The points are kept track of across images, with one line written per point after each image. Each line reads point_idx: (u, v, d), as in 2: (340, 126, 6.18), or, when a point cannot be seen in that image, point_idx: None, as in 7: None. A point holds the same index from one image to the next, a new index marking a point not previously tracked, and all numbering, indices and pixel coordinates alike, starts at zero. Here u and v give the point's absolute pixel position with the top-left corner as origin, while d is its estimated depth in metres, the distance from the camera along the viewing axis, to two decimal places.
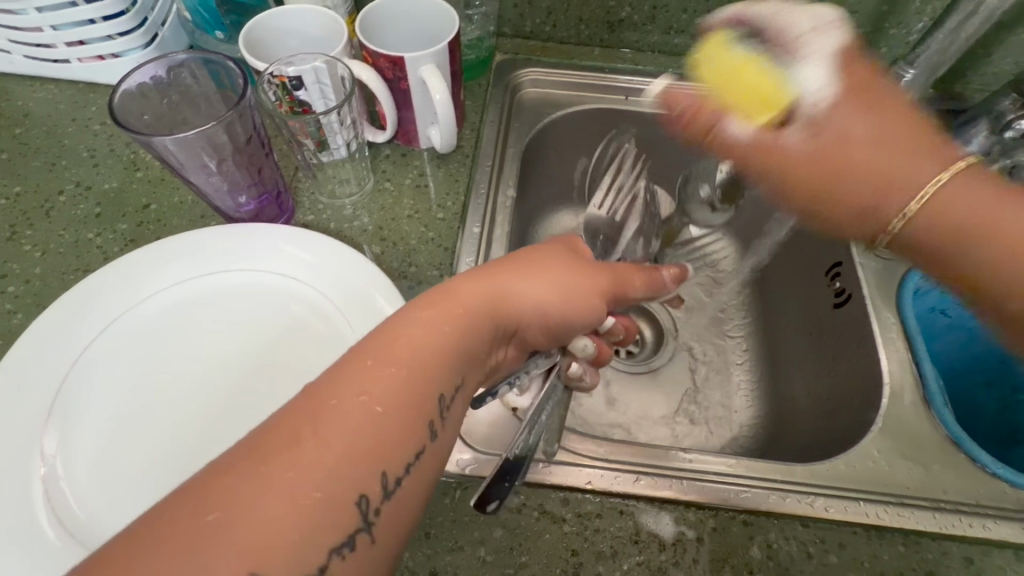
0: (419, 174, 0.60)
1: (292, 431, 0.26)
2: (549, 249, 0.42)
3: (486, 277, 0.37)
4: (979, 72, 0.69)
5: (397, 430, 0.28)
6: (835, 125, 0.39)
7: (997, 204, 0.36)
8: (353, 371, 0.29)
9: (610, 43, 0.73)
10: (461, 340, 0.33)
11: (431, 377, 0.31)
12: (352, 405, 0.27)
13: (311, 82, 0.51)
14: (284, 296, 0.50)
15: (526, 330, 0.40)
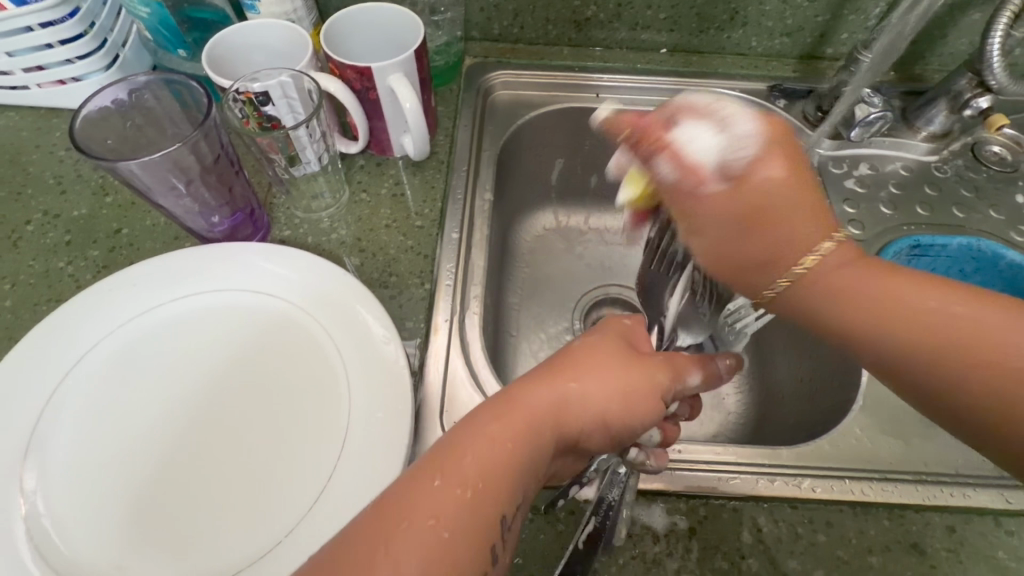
0: (396, 183, 0.60)
1: (365, 555, 0.27)
2: (603, 339, 0.40)
3: (548, 388, 0.36)
4: (936, 54, 0.70)
5: (466, 552, 0.28)
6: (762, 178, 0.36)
7: (865, 280, 0.35)
8: (422, 492, 0.29)
9: (578, 42, 0.74)
10: (526, 460, 0.32)
11: (501, 497, 0.31)
12: (422, 529, 0.28)
13: (278, 97, 0.51)
14: (261, 315, 0.49)
15: (585, 440, 0.38)
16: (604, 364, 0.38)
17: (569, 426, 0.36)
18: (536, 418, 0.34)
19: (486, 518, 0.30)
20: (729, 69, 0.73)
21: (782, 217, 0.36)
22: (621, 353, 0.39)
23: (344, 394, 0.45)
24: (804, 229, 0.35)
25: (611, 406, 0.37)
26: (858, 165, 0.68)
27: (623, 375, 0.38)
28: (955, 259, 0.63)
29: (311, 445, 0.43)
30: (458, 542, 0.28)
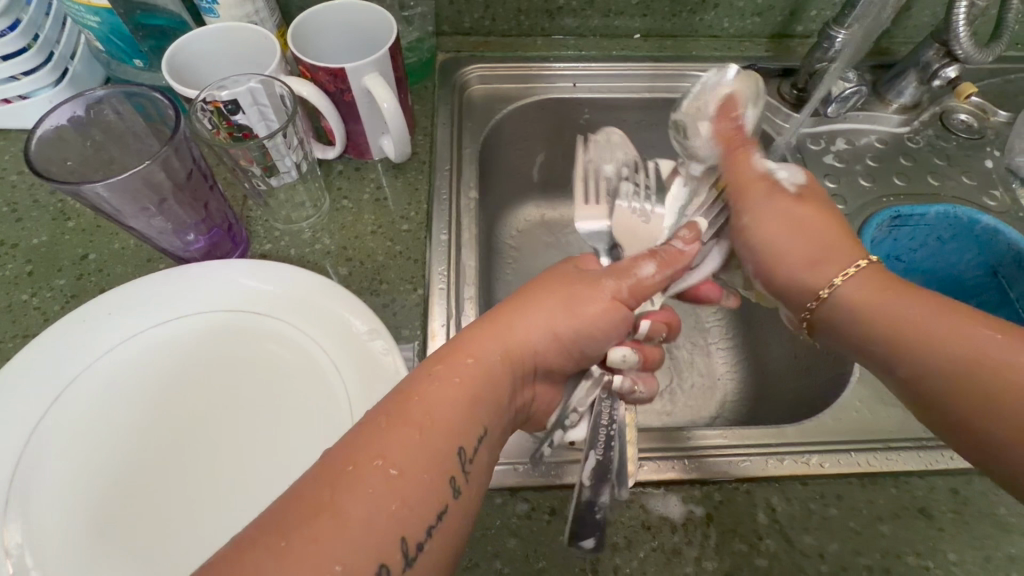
0: (377, 187, 0.58)
1: (316, 504, 0.28)
2: (547, 280, 0.43)
3: (493, 334, 0.39)
4: (902, 26, 0.72)
5: (417, 490, 0.31)
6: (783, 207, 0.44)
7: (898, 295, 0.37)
8: (381, 435, 0.31)
9: (551, 31, 0.73)
10: (472, 396, 0.35)
11: (452, 435, 0.33)
12: (369, 470, 0.30)
13: (248, 104, 0.48)
14: (245, 334, 0.47)
15: (543, 361, 0.41)
16: (547, 297, 0.41)
17: (520, 347, 0.40)
18: (483, 363, 0.37)
19: (439, 452, 0.32)
20: (703, 52, 0.73)
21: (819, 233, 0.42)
22: (570, 288, 0.42)
23: (343, 413, 0.43)
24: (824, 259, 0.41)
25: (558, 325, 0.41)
26: (835, 140, 0.69)
27: (571, 308, 0.41)
28: (932, 227, 0.64)
29: (308, 457, 0.42)
30: (407, 478, 0.31)
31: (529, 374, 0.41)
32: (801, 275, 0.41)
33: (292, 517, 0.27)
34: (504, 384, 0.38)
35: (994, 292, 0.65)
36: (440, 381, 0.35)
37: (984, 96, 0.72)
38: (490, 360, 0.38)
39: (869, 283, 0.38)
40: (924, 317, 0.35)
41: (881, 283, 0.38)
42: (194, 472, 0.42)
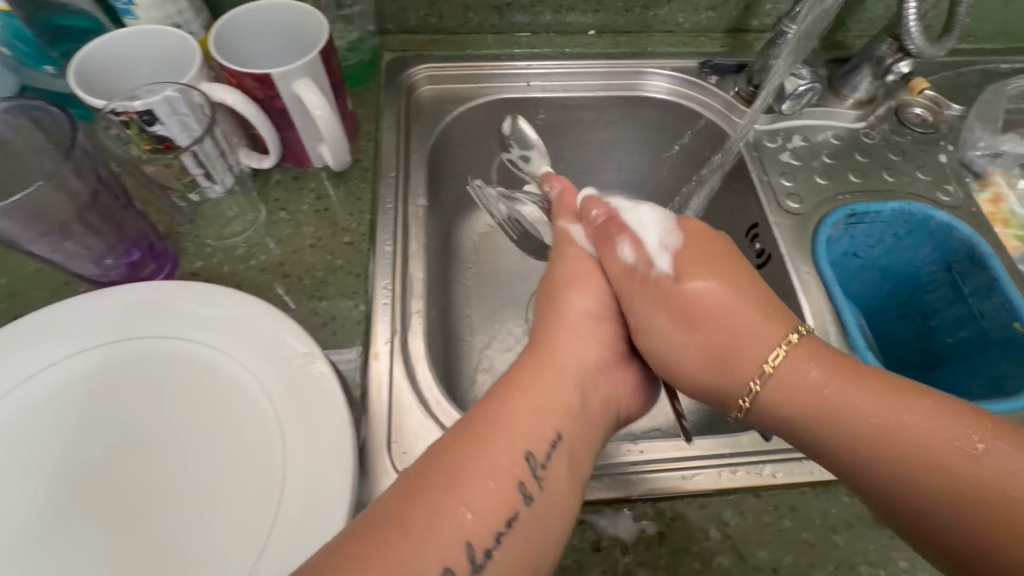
0: (318, 197, 0.56)
1: (403, 526, 0.31)
2: (581, 291, 0.47)
3: (547, 351, 0.43)
4: (857, 20, 0.71)
5: (492, 504, 0.34)
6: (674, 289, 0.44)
7: (855, 390, 0.36)
8: (461, 460, 0.35)
9: (502, 28, 0.70)
10: (540, 405, 0.39)
11: (521, 447, 0.37)
12: (451, 498, 0.33)
13: (166, 115, 0.44)
14: (176, 362, 0.44)
15: (601, 357, 0.45)
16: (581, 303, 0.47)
17: (576, 354, 0.44)
18: (543, 377, 0.41)
19: (507, 462, 0.36)
20: (658, 48, 0.71)
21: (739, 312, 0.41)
22: (599, 291, 0.48)
23: (278, 444, 0.40)
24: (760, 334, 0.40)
25: (602, 328, 0.46)
26: (792, 137, 0.68)
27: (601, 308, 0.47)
28: (888, 224, 0.64)
29: (240, 494, 0.39)
30: (480, 499, 0.34)
31: (592, 370, 0.44)
32: (731, 353, 0.41)
33: (375, 525, 0.31)
34: (571, 389, 0.42)
35: (949, 288, 0.64)
36: (510, 398, 0.39)
37: (936, 89, 0.72)
38: (549, 371, 0.42)
39: (805, 360, 0.38)
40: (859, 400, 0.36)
41: (818, 357, 0.38)
42: (132, 513, 0.38)
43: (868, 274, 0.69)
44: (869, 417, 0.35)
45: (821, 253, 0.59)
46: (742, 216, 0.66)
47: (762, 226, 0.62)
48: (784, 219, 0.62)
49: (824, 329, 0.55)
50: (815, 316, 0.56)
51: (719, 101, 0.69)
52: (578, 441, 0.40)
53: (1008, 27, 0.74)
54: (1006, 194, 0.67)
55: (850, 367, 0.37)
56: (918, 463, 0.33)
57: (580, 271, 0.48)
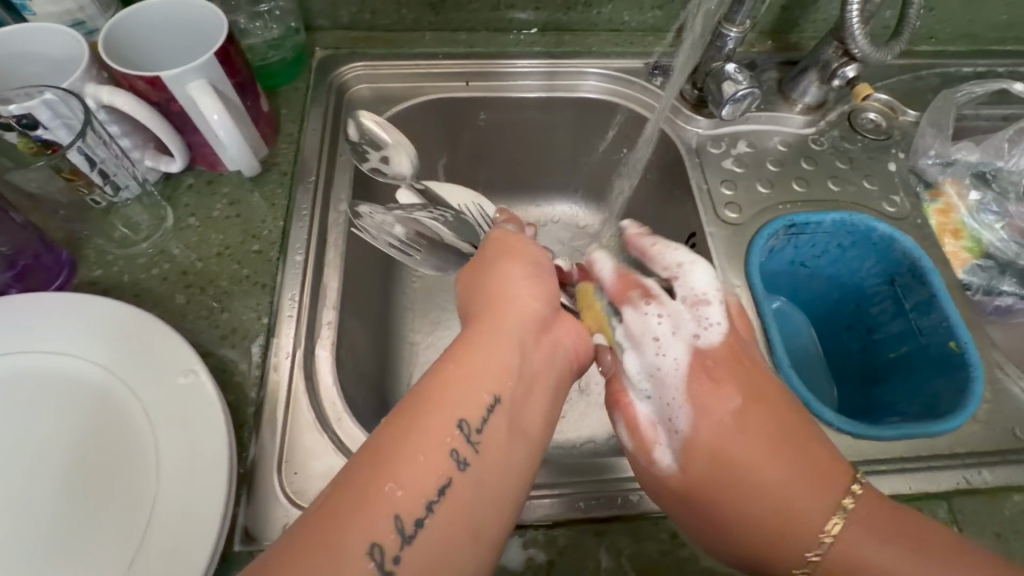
0: (230, 202, 0.54)
1: (326, 519, 0.28)
2: (506, 268, 0.44)
3: (479, 322, 0.39)
4: (809, 20, 0.69)
5: (426, 479, 0.31)
6: (722, 449, 0.38)
7: (892, 553, 0.36)
8: (402, 431, 0.32)
9: (441, 26, 0.68)
10: (477, 368, 0.35)
11: (453, 409, 0.33)
12: (381, 485, 0.30)
13: (49, 119, 0.42)
14: (54, 377, 0.42)
15: (540, 320, 0.41)
16: (510, 270, 0.43)
17: (515, 314, 0.40)
18: (480, 344, 0.37)
19: (437, 432, 0.32)
20: (603, 47, 0.69)
21: (790, 477, 0.37)
22: (527, 267, 0.44)
23: (152, 467, 0.39)
24: (810, 500, 0.36)
25: (540, 287, 0.43)
26: (737, 143, 0.66)
27: (530, 275, 0.44)
28: (830, 235, 0.62)
29: (110, 519, 0.38)
30: (416, 481, 0.30)
31: (530, 335, 0.40)
32: (786, 531, 0.36)
33: (309, 513, 0.28)
34: (509, 350, 0.37)
35: (891, 302, 0.61)
36: (444, 365, 0.36)
37: (891, 94, 0.69)
38: (485, 335, 0.38)
39: (860, 523, 0.36)
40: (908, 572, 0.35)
41: (875, 522, 0.36)
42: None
43: (815, 285, 0.67)
44: (898, 574, 0.35)
45: (753, 266, 0.57)
46: (681, 224, 0.64)
47: (697, 236, 0.60)
48: (719, 229, 0.60)
49: None
50: None
51: (647, 93, 0.67)
52: (521, 406, 0.36)
53: (967, 29, 0.72)
54: (957, 205, 0.64)
55: (895, 529, 0.36)
56: None
57: (510, 244, 0.46)
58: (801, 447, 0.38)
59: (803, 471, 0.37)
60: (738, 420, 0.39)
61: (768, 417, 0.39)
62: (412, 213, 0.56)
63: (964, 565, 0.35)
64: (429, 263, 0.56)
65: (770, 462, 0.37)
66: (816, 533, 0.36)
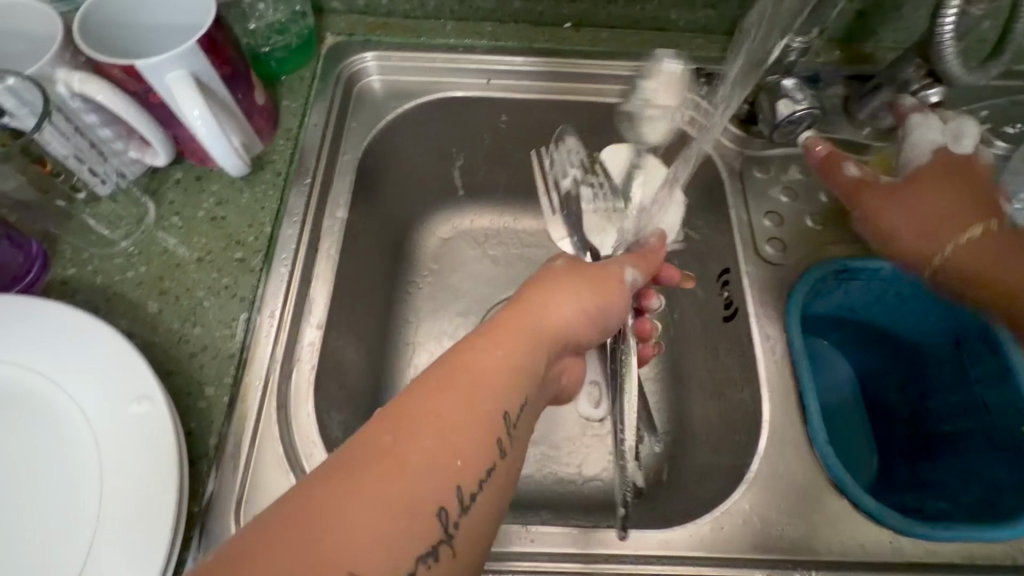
0: (217, 202, 0.49)
1: (377, 465, 0.26)
2: (564, 275, 0.42)
3: (526, 311, 0.38)
4: (888, 29, 0.59)
5: (476, 451, 0.29)
6: (874, 207, 0.50)
7: None
8: (448, 401, 0.29)
9: (464, 15, 0.61)
10: (519, 361, 0.34)
11: (496, 394, 0.31)
12: (442, 448, 0.28)
13: (13, 107, 0.39)
14: (9, 390, 0.39)
15: (578, 340, 0.41)
16: (574, 284, 0.41)
17: (560, 323, 0.39)
18: (518, 334, 0.35)
19: (484, 413, 0.30)
20: (644, 47, 0.61)
21: (937, 194, 0.47)
22: (588, 285, 0.42)
23: (95, 501, 0.36)
24: (936, 198, 0.47)
25: (597, 312, 0.42)
26: (788, 168, 0.58)
27: (596, 294, 0.42)
28: (889, 283, 0.53)
29: (47, 555, 0.35)
30: (469, 452, 0.29)
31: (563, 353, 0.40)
32: (897, 221, 0.48)
33: (360, 458, 0.26)
34: (544, 351, 0.36)
35: (953, 367, 0.52)
36: (483, 339, 0.33)
37: (976, 120, 0.59)
38: (529, 329, 0.36)
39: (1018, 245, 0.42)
40: None
41: None
42: None
43: (863, 330, 0.59)
44: None
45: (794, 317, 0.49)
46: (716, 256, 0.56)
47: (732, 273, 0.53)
48: (758, 269, 0.52)
49: (783, 412, 0.46)
50: (776, 394, 0.47)
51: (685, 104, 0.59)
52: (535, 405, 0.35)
53: None
54: None
55: None
56: None
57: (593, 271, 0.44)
58: (954, 179, 0.47)
59: (969, 193, 0.46)
60: (900, 195, 0.49)
61: (943, 186, 0.47)
62: (597, 181, 0.60)
63: None
64: (575, 237, 0.58)
65: (928, 183, 0.48)
66: (951, 220, 0.45)
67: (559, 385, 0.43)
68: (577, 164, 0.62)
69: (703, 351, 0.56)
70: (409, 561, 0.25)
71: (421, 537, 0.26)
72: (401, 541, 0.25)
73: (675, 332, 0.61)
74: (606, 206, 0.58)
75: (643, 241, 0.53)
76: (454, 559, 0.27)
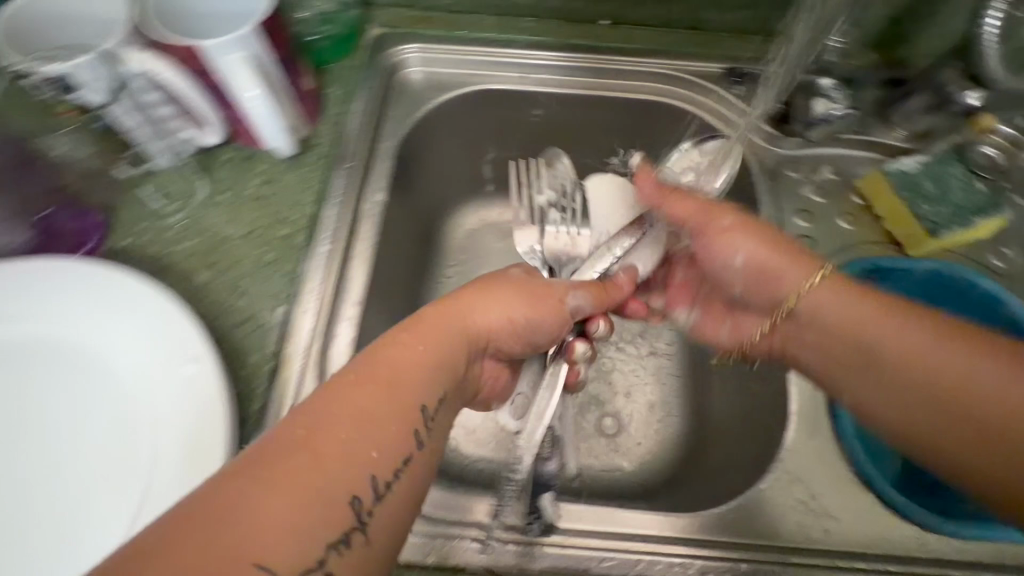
0: (264, 181, 0.52)
1: (292, 457, 0.27)
2: (495, 279, 0.42)
3: (450, 315, 0.38)
4: (927, 34, 0.60)
5: (391, 442, 0.30)
6: (721, 245, 0.46)
7: (863, 320, 0.41)
8: (364, 396, 0.30)
9: (504, 10, 0.63)
10: (435, 359, 0.35)
11: (413, 389, 0.33)
12: (353, 442, 0.29)
13: (88, 79, 0.41)
14: (70, 347, 0.41)
15: (496, 343, 0.41)
16: (503, 288, 0.41)
17: (475, 326, 0.39)
18: (436, 334, 0.36)
19: (400, 411, 0.31)
20: (680, 46, 0.62)
21: (762, 246, 0.45)
22: (523, 292, 0.41)
23: (151, 452, 0.38)
24: (771, 252, 0.45)
25: (528, 321, 0.41)
26: (820, 169, 0.58)
27: (530, 301, 0.41)
28: (920, 287, 0.52)
29: (105, 500, 0.37)
30: (384, 443, 0.30)
31: (478, 353, 0.40)
32: (779, 274, 0.44)
33: (276, 458, 0.26)
34: (460, 353, 0.37)
35: None
36: (401, 337, 0.34)
37: None
38: (447, 328, 0.37)
39: (841, 293, 0.42)
40: (921, 345, 0.38)
41: (867, 301, 0.41)
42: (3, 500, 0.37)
43: None
44: (901, 354, 0.39)
45: None
46: None
47: None
48: None
49: (810, 405, 0.47)
50: (803, 387, 0.48)
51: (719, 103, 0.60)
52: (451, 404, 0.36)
53: None
54: None
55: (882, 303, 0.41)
56: (900, 364, 0.39)
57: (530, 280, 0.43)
58: (770, 231, 0.45)
59: (789, 255, 0.44)
60: (749, 233, 0.45)
61: (761, 237, 0.45)
62: (570, 206, 0.55)
63: (976, 345, 0.37)
64: (543, 250, 0.53)
65: (767, 245, 0.45)
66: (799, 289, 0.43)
67: (478, 389, 0.42)
68: (556, 184, 0.57)
69: None
70: (319, 550, 0.26)
71: (331, 526, 0.27)
72: (313, 533, 0.26)
73: None
74: (571, 232, 0.54)
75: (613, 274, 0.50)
76: (368, 545, 0.28)
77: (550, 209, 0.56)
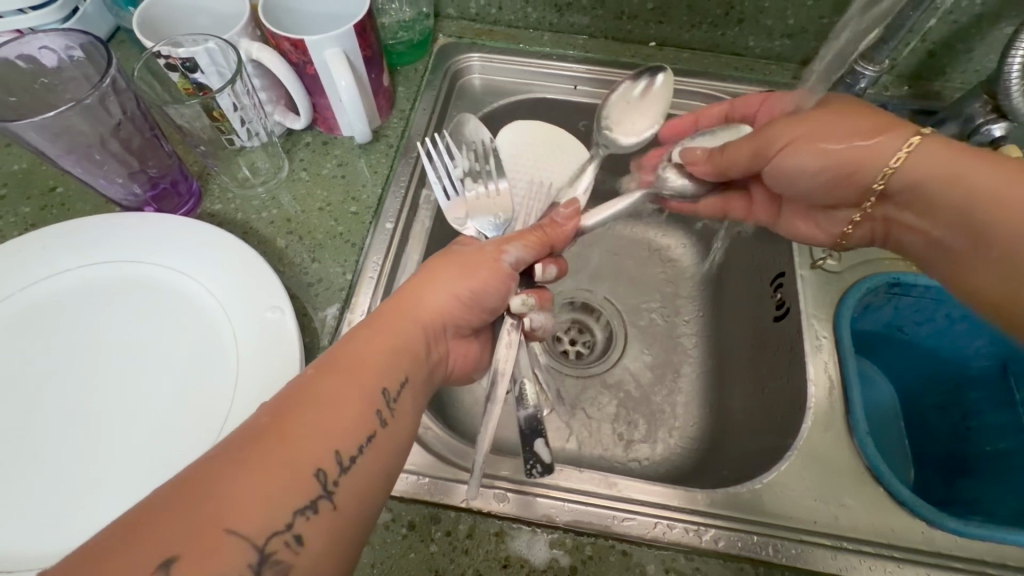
0: (339, 164, 0.58)
1: (260, 436, 0.29)
2: (436, 265, 0.43)
3: (398, 303, 0.40)
4: (958, 69, 0.63)
5: (352, 418, 0.32)
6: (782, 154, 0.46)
7: (946, 173, 0.38)
8: (328, 380, 0.33)
9: (560, 27, 0.69)
10: (394, 341, 0.37)
11: (374, 373, 0.35)
12: (319, 423, 0.31)
13: (206, 64, 0.48)
14: (168, 291, 0.48)
15: (449, 322, 0.42)
16: (445, 269, 0.42)
17: (422, 310, 0.41)
18: (388, 320, 0.38)
19: (362, 391, 0.33)
20: (722, 70, 0.67)
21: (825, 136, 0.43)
22: (462, 272, 0.43)
23: (231, 384, 0.43)
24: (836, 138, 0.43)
25: (472, 295, 0.43)
26: None
27: (465, 270, 0.43)
28: (941, 304, 0.55)
29: (191, 421, 0.42)
30: (344, 422, 0.32)
31: (438, 332, 0.41)
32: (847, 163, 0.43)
33: (243, 443, 0.28)
34: (417, 337, 0.39)
35: (997, 392, 0.55)
36: (361, 330, 0.37)
37: None
38: (401, 316, 0.39)
39: (931, 154, 0.39)
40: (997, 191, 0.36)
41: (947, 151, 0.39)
42: (102, 415, 0.43)
43: (913, 353, 0.61)
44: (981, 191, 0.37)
45: (846, 320, 0.53)
46: (771, 261, 0.60)
47: (787, 276, 0.57)
48: (813, 274, 0.57)
49: (825, 403, 0.50)
50: (820, 384, 0.51)
51: None
52: (420, 388, 0.38)
53: None
54: None
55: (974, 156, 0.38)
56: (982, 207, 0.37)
57: (473, 262, 0.43)
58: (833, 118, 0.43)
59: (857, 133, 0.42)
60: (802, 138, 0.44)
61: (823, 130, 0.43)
62: (484, 170, 0.55)
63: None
64: (473, 216, 0.53)
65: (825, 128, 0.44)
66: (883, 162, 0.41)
67: (446, 370, 0.44)
68: (467, 151, 0.55)
69: (749, 348, 0.60)
70: (288, 516, 0.28)
71: (299, 495, 0.28)
72: (280, 502, 0.28)
73: (723, 332, 0.65)
74: (491, 192, 0.54)
75: (555, 215, 0.49)
76: (336, 513, 0.30)
77: (472, 167, 0.54)
